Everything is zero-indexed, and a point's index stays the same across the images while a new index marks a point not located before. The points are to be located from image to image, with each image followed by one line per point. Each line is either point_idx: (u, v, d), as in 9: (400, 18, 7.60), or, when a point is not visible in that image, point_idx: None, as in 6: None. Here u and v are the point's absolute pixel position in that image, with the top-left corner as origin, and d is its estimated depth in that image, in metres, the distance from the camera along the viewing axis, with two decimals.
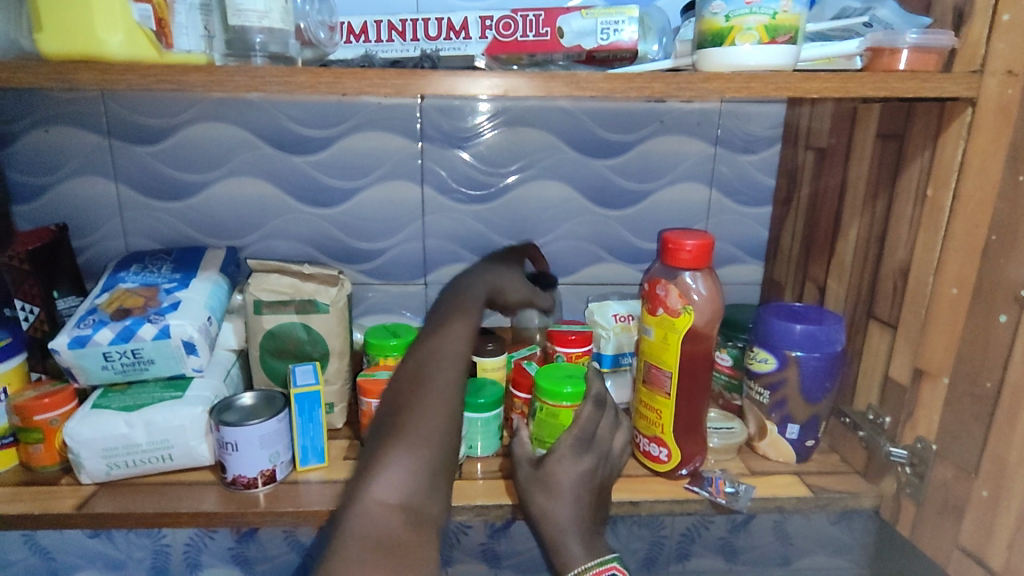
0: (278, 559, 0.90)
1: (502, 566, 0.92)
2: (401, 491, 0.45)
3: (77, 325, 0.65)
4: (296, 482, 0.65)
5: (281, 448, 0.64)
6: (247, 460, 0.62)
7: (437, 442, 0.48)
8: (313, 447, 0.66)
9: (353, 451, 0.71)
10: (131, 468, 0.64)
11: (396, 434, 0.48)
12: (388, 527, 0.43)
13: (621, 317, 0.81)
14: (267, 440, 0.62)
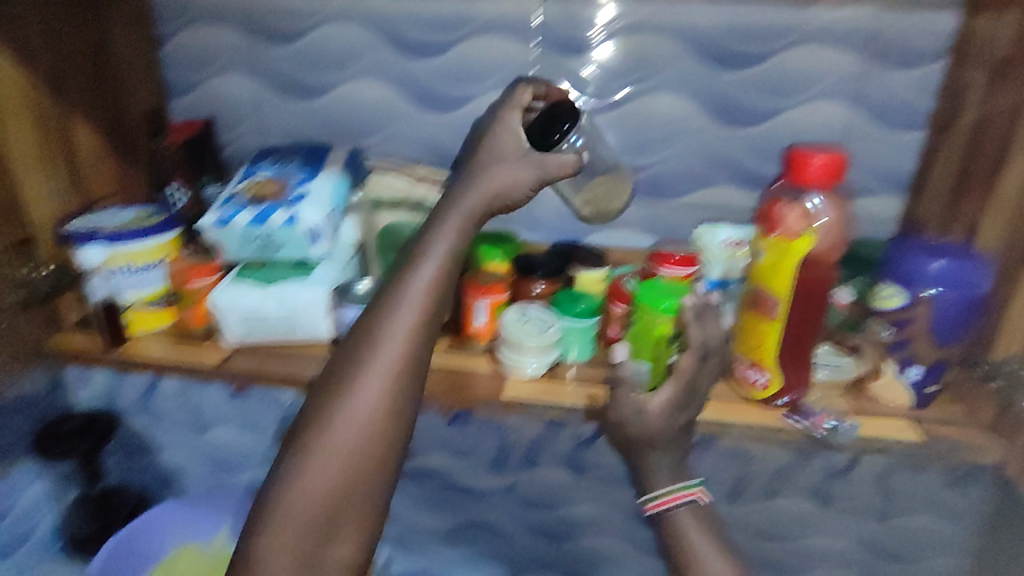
0: None
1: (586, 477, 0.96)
2: (319, 491, 0.49)
3: (221, 208, 0.73)
4: None
5: None
6: None
7: (360, 444, 0.50)
8: None
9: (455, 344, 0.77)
10: (265, 334, 0.72)
11: (322, 435, 0.50)
12: (306, 519, 0.48)
13: (733, 242, 0.77)
14: None
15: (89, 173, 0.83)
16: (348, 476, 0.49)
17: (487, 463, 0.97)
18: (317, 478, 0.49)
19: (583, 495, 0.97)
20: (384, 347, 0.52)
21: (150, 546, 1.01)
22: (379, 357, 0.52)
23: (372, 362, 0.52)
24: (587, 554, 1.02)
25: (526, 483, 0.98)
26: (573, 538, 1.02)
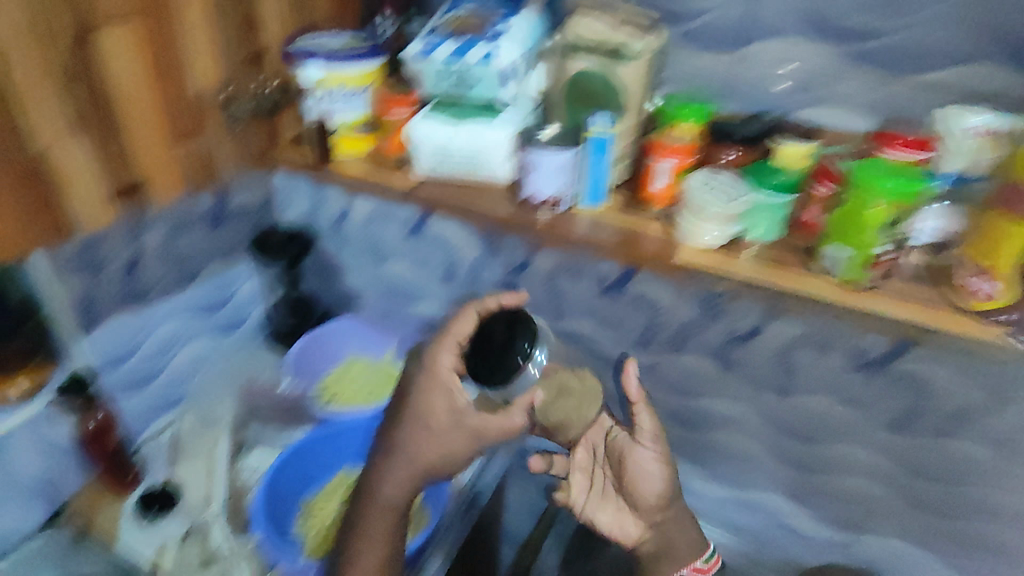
0: (537, 298, 1.03)
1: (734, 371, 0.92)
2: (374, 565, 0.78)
3: (427, 38, 0.75)
4: (573, 213, 0.75)
5: (570, 179, 0.73)
6: (542, 182, 0.72)
7: (390, 530, 0.79)
8: (596, 185, 0.74)
9: (628, 203, 0.77)
10: (449, 170, 0.76)
11: (362, 532, 0.79)
12: None
13: (982, 132, 0.69)
14: (561, 169, 0.72)
15: (137, 133, 0.85)
16: (389, 538, 0.79)
17: (633, 338, 0.98)
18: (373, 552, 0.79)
19: (727, 389, 0.95)
20: (377, 502, 0.79)
21: (331, 351, 1.19)
22: (374, 514, 0.79)
23: (401, 450, 0.78)
24: (719, 448, 1.02)
25: (669, 364, 0.98)
26: (707, 430, 1.01)
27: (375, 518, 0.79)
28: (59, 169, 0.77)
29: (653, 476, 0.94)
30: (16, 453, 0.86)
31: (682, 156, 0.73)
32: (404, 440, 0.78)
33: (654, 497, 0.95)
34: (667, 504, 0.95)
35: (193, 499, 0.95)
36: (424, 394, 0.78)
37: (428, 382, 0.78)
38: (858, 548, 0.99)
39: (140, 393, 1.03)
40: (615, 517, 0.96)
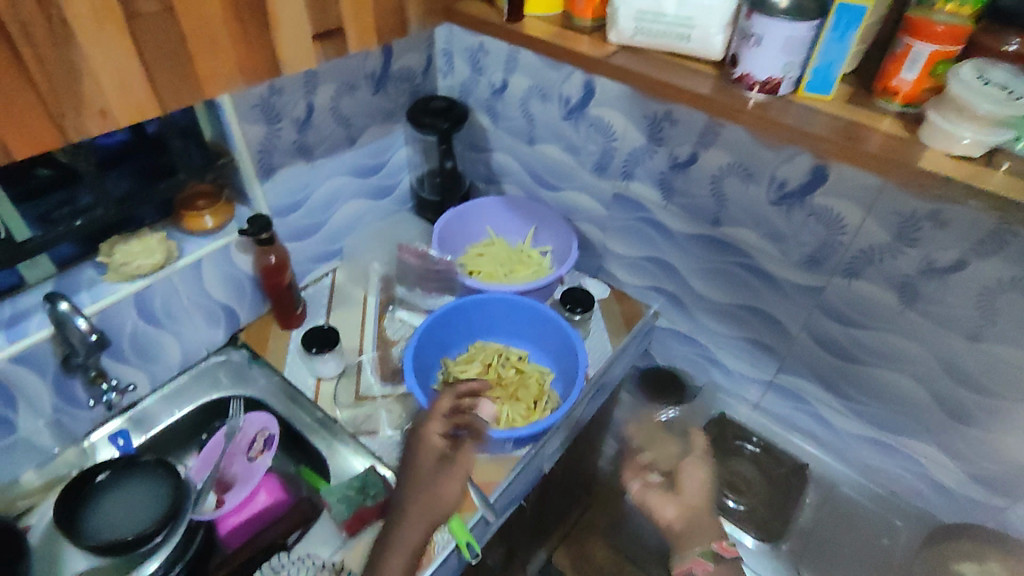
0: (697, 199, 0.96)
1: (916, 307, 0.84)
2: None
3: None
4: (792, 103, 0.64)
5: (798, 61, 0.62)
6: (764, 59, 0.62)
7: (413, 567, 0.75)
8: (828, 72, 0.62)
9: (856, 98, 0.65)
10: (651, 37, 0.70)
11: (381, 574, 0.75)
12: None
13: None
14: (790, 45, 0.60)
15: (199, 56, 0.63)
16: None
17: (802, 256, 0.90)
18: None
19: (899, 322, 0.86)
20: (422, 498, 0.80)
21: (471, 229, 1.20)
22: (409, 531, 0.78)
23: (415, 465, 0.83)
24: (870, 382, 0.95)
25: (837, 289, 0.90)
26: (864, 362, 0.94)
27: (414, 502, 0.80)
28: (91, 92, 0.56)
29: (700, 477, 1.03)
30: (206, 279, 0.97)
31: (945, 42, 0.57)
32: (416, 451, 0.84)
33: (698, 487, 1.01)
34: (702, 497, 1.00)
35: (349, 345, 1.06)
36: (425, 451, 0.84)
37: (423, 440, 0.85)
38: (1013, 518, 0.89)
39: (303, 242, 1.11)
40: (656, 502, 1.00)
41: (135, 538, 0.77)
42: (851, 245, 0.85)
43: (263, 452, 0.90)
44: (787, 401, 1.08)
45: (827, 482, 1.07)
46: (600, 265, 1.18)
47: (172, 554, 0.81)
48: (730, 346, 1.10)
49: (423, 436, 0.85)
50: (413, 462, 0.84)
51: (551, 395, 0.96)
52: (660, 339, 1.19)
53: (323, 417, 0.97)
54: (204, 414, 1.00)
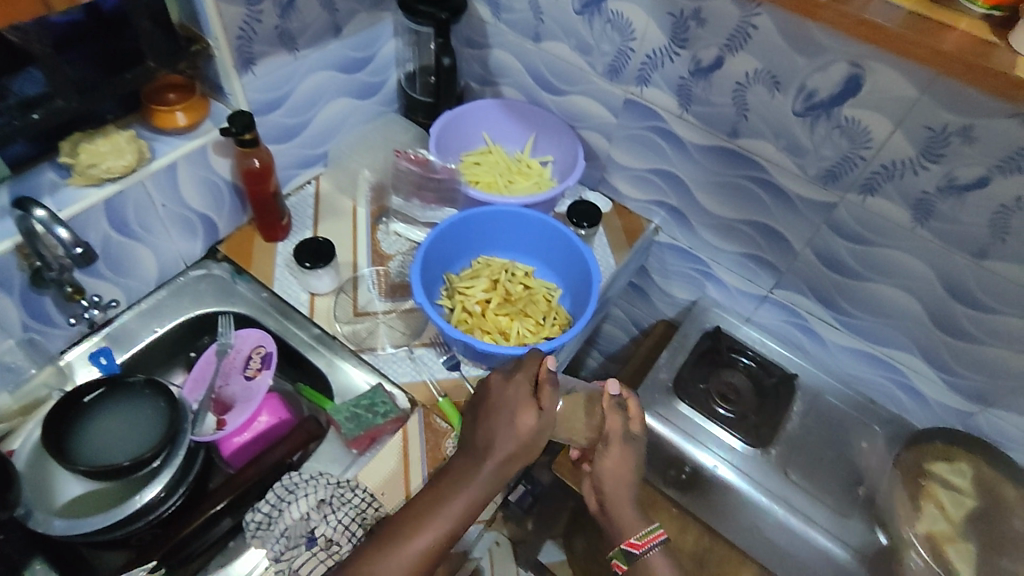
0: (716, 109, 0.92)
1: (927, 225, 0.84)
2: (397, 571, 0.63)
3: None
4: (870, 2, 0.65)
5: None
6: None
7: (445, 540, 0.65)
8: None
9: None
10: None
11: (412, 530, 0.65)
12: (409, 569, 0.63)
13: None
14: None
15: None
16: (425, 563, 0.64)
17: (819, 170, 0.88)
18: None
19: (909, 239, 0.87)
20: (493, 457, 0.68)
21: (467, 135, 1.13)
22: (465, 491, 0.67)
23: (506, 407, 0.71)
24: (866, 297, 0.97)
25: (850, 206, 0.89)
26: (864, 278, 0.95)
27: (485, 461, 0.68)
28: None
29: (614, 457, 0.80)
30: (182, 184, 0.87)
31: None
32: (506, 403, 0.71)
33: (613, 481, 0.80)
34: (622, 486, 0.80)
35: (342, 259, 1.00)
36: (516, 411, 0.70)
37: (513, 395, 0.72)
38: (982, 421, 0.97)
39: (284, 145, 1.01)
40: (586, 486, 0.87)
41: (134, 459, 0.73)
42: (872, 161, 0.83)
43: (261, 371, 0.85)
44: (780, 314, 1.10)
45: (813, 391, 1.10)
46: (601, 177, 1.14)
47: (175, 477, 0.76)
48: (729, 262, 1.09)
49: (515, 393, 0.72)
50: (503, 412, 0.71)
51: (560, 312, 0.94)
52: (657, 253, 1.18)
53: (320, 333, 0.92)
54: (188, 331, 0.94)
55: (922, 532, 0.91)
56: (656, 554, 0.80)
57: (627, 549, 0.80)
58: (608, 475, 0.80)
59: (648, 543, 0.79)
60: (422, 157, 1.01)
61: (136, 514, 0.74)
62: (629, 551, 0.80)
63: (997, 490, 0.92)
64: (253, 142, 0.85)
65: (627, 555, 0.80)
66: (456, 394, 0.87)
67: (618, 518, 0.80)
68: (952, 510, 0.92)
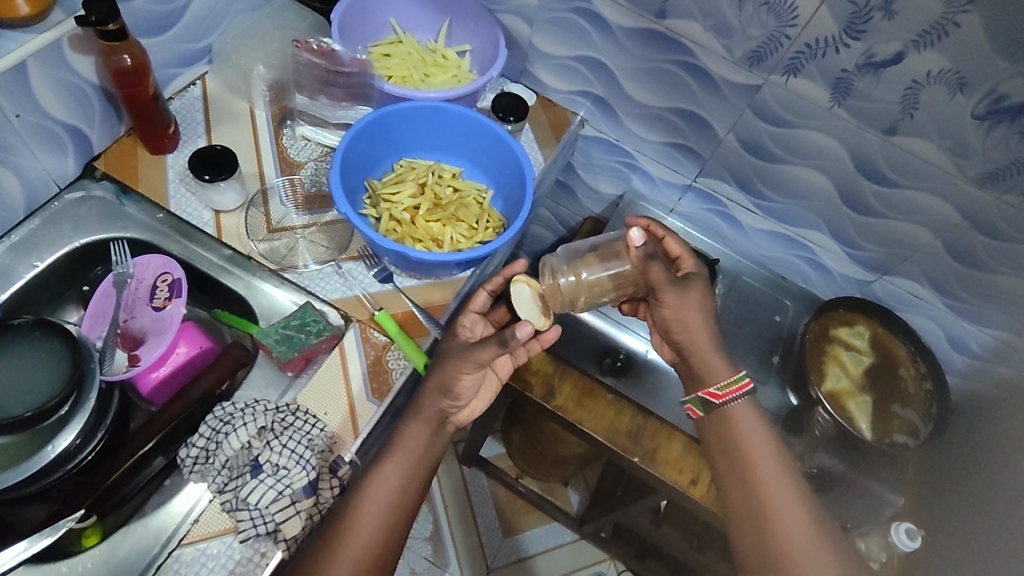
0: None
1: (844, 105, 0.86)
2: (367, 530, 0.67)
3: None
4: None
5: None
6: None
7: (396, 499, 0.70)
8: None
9: None
10: None
11: (361, 499, 0.68)
12: (370, 514, 0.68)
13: None
14: None
15: None
16: (389, 525, 0.68)
17: (745, 52, 0.87)
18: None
19: (827, 120, 0.89)
20: (420, 418, 0.75)
21: (372, 22, 1.02)
22: (398, 454, 0.72)
23: (443, 360, 0.76)
24: (785, 179, 1.00)
25: (773, 88, 0.89)
26: (783, 161, 0.97)
27: (409, 426, 0.74)
28: None
29: (676, 308, 0.83)
30: (36, 89, 0.74)
31: None
32: (445, 358, 0.76)
33: (678, 326, 0.84)
34: (692, 328, 0.83)
35: (246, 171, 0.90)
36: (454, 366, 0.75)
37: (450, 350, 0.77)
38: (878, 288, 1.07)
39: (159, 38, 0.86)
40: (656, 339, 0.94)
41: (36, 409, 0.65)
42: (797, 39, 0.82)
43: (171, 300, 0.77)
44: (702, 203, 1.13)
45: (732, 273, 1.13)
46: (523, 68, 1.08)
47: (89, 420, 0.70)
48: (654, 152, 1.09)
49: (450, 348, 0.77)
50: (436, 371, 0.76)
51: (493, 215, 0.90)
52: (582, 148, 1.16)
53: (232, 254, 0.84)
54: (75, 264, 0.83)
55: (826, 389, 0.99)
56: (737, 404, 0.79)
57: (705, 398, 0.80)
58: (675, 321, 0.83)
59: (730, 394, 0.79)
60: (326, 47, 0.89)
61: (53, 465, 0.68)
62: (708, 400, 0.80)
63: (890, 348, 1.03)
64: (120, 33, 0.72)
65: (706, 404, 0.81)
66: (392, 306, 0.84)
67: (704, 365, 0.82)
68: (852, 367, 1.02)
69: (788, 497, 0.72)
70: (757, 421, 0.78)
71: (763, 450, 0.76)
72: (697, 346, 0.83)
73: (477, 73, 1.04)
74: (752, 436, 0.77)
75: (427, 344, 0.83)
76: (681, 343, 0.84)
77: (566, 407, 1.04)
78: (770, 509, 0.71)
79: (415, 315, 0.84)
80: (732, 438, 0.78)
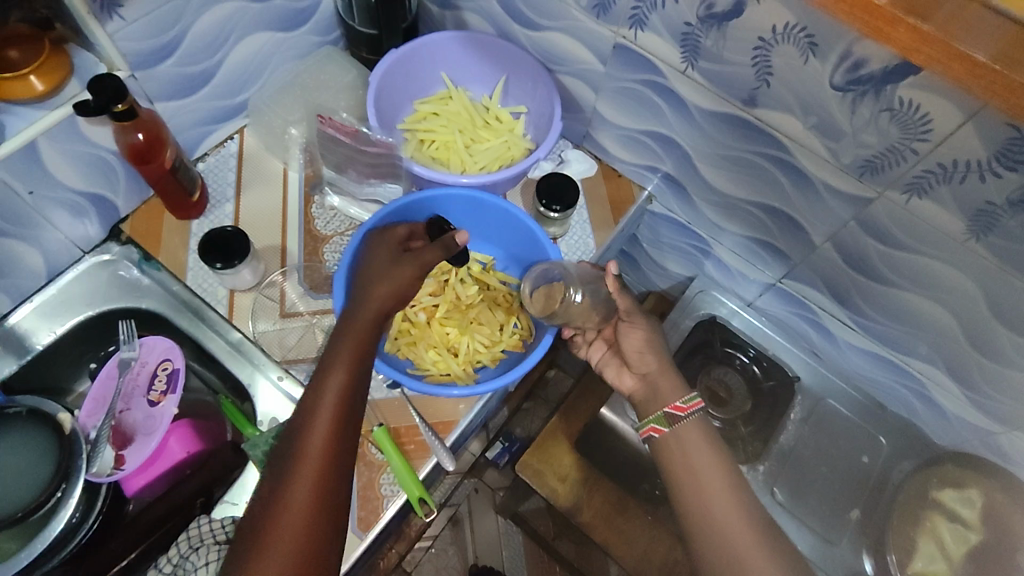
0: (733, 70, 0.69)
1: (984, 241, 0.65)
2: (322, 431, 0.55)
3: None
4: None
5: None
6: None
7: (351, 398, 0.58)
8: None
9: None
10: None
11: (308, 407, 0.57)
12: (319, 415, 0.56)
13: None
14: None
15: None
16: (345, 427, 0.56)
17: (856, 160, 0.68)
18: (296, 532, 0.51)
19: (956, 252, 0.68)
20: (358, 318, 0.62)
21: (421, 76, 0.90)
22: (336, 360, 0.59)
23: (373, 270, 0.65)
24: (891, 303, 0.80)
25: (889, 205, 0.69)
26: (892, 285, 0.77)
27: (345, 332, 0.61)
28: None
29: (639, 333, 0.78)
30: (52, 165, 0.71)
31: None
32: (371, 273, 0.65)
33: (639, 353, 0.78)
34: (652, 352, 0.78)
35: (269, 245, 0.84)
36: (385, 275, 0.64)
37: (377, 264, 0.66)
38: (1004, 442, 0.82)
39: (190, 99, 0.81)
40: (613, 369, 0.80)
41: (35, 502, 0.65)
42: (927, 156, 0.62)
43: (166, 395, 0.73)
44: (787, 305, 0.94)
45: (815, 394, 0.98)
46: (586, 132, 0.93)
47: (81, 509, 0.68)
48: (732, 243, 0.92)
49: (376, 261, 0.66)
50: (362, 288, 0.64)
51: (523, 319, 0.79)
52: (650, 223, 1.00)
53: (239, 339, 0.79)
54: (94, 331, 0.82)
55: (910, 568, 0.87)
56: (697, 423, 0.73)
57: (670, 412, 0.73)
58: (637, 350, 0.78)
59: (693, 408, 0.73)
60: (351, 126, 0.80)
61: (45, 555, 0.66)
62: (673, 414, 0.72)
63: (1006, 523, 0.86)
64: (129, 112, 0.67)
65: (668, 418, 0.73)
66: (394, 417, 0.76)
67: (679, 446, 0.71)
68: (952, 546, 0.87)
69: (740, 522, 0.65)
70: (715, 456, 0.70)
71: (735, 518, 0.65)
72: (668, 373, 0.76)
73: (533, 138, 0.91)
74: (723, 510, 0.66)
75: (426, 469, 0.74)
76: (652, 376, 0.76)
77: (592, 525, 0.94)
78: (710, 510, 0.66)
79: (418, 431, 0.75)
80: (708, 512, 0.66)
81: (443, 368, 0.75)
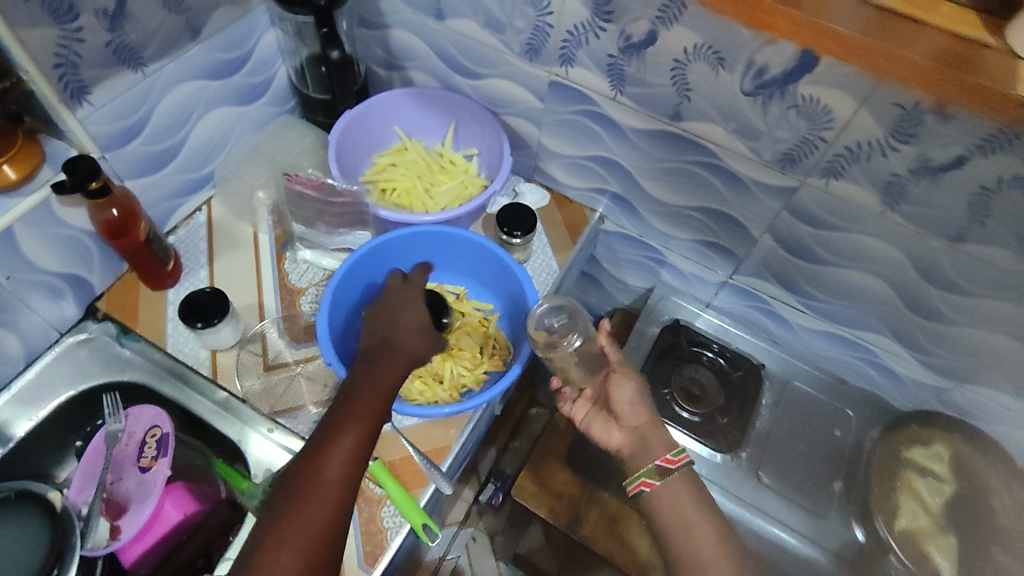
0: (656, 90, 0.77)
1: (898, 210, 0.73)
2: (334, 472, 0.57)
3: None
4: None
5: None
6: None
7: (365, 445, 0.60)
8: None
9: None
10: None
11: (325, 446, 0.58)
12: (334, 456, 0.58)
13: None
14: None
15: None
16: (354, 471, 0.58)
17: (776, 154, 0.76)
18: (294, 558, 0.53)
19: (878, 223, 0.76)
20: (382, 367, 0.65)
21: (377, 132, 0.97)
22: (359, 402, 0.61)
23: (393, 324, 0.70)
24: (832, 281, 0.87)
25: (812, 190, 0.77)
26: (830, 263, 0.85)
27: (367, 376, 0.64)
28: None
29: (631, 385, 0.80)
30: (27, 249, 0.73)
31: None
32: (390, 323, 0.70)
33: (630, 404, 0.79)
34: (641, 406, 0.79)
35: (246, 304, 0.87)
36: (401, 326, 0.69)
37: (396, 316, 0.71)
38: (958, 396, 0.90)
39: (158, 175, 0.85)
40: (600, 424, 0.80)
41: None
42: (835, 142, 0.71)
43: (156, 460, 0.73)
44: (742, 299, 1.01)
45: (781, 379, 1.04)
46: (535, 166, 1.00)
47: None
48: (682, 249, 0.99)
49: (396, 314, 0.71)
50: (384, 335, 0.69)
51: (499, 340, 0.84)
52: (605, 242, 1.07)
53: (225, 398, 0.81)
54: (76, 411, 0.82)
55: (898, 529, 0.91)
56: (685, 475, 0.74)
57: (660, 465, 0.74)
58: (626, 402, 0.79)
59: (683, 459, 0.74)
60: (319, 179, 0.87)
61: None
62: (664, 467, 0.74)
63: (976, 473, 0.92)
64: (104, 189, 0.70)
65: (660, 471, 0.74)
66: (389, 452, 0.77)
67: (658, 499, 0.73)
68: (931, 500, 0.92)
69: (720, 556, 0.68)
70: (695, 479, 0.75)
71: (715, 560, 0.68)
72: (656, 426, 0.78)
73: (486, 176, 0.98)
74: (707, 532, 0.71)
75: (425, 497, 0.76)
76: (642, 428, 0.77)
77: (593, 538, 0.95)
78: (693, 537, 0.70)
79: (412, 462, 0.77)
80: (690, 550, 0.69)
81: (430, 396, 0.77)
